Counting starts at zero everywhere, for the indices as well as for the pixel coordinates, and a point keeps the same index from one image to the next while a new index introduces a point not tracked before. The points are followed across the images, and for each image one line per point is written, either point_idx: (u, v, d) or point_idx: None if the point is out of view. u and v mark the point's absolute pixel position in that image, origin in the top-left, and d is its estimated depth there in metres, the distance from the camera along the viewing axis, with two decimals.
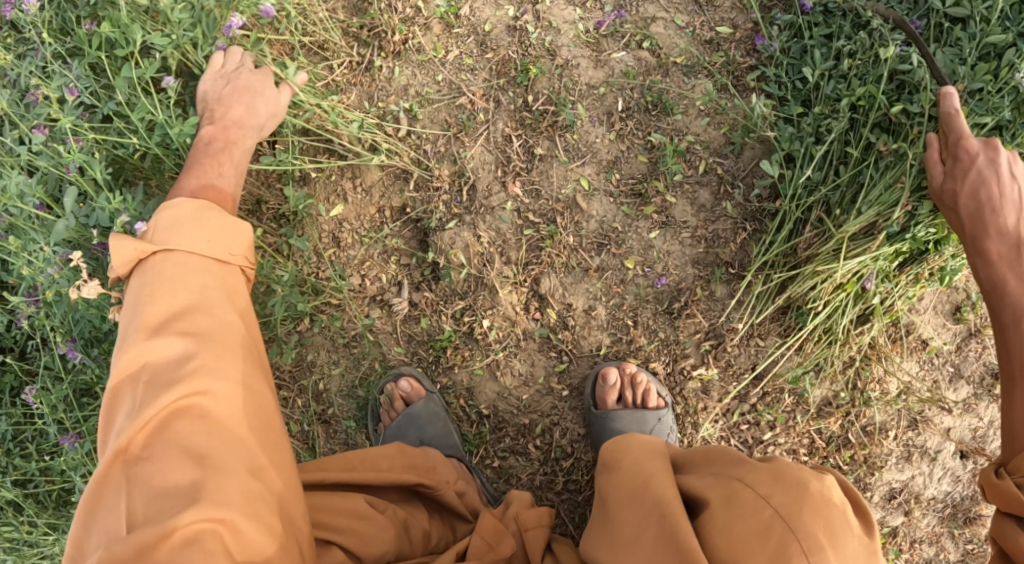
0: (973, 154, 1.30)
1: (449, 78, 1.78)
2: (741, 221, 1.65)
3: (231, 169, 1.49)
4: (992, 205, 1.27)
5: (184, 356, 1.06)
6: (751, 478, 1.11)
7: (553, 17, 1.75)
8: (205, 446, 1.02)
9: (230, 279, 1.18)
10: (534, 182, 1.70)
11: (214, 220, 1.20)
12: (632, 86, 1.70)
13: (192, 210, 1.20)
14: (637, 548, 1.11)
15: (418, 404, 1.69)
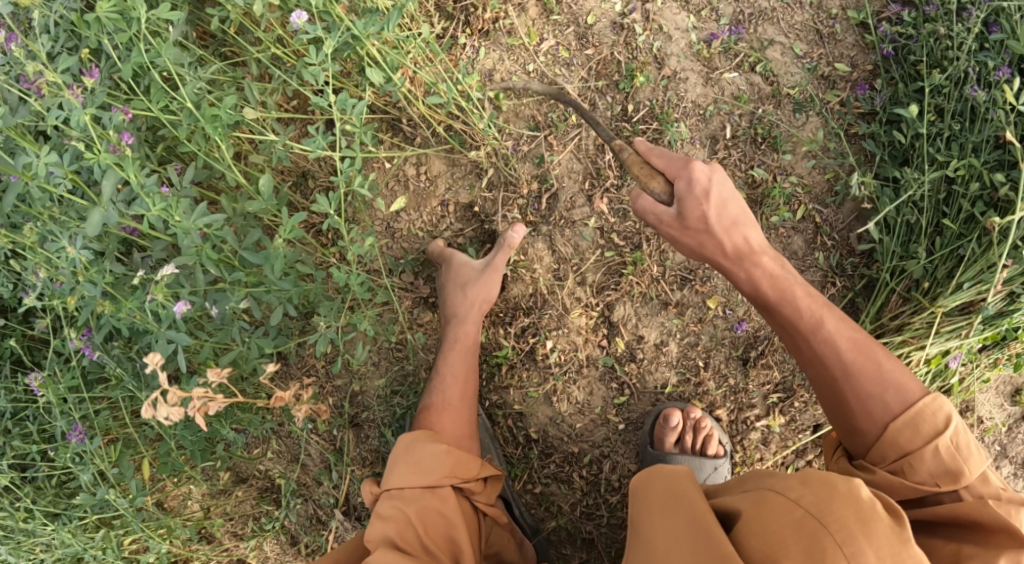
0: (696, 183, 1.13)
1: (541, 69, 1.61)
2: (832, 274, 1.57)
3: (466, 372, 1.44)
4: (731, 244, 1.16)
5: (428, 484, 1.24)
6: (784, 485, 0.93)
7: (663, 21, 1.59)
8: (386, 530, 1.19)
9: (442, 506, 1.22)
10: (622, 200, 1.57)
11: (422, 453, 1.27)
12: (740, 113, 1.58)
13: (405, 445, 1.29)
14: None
15: None
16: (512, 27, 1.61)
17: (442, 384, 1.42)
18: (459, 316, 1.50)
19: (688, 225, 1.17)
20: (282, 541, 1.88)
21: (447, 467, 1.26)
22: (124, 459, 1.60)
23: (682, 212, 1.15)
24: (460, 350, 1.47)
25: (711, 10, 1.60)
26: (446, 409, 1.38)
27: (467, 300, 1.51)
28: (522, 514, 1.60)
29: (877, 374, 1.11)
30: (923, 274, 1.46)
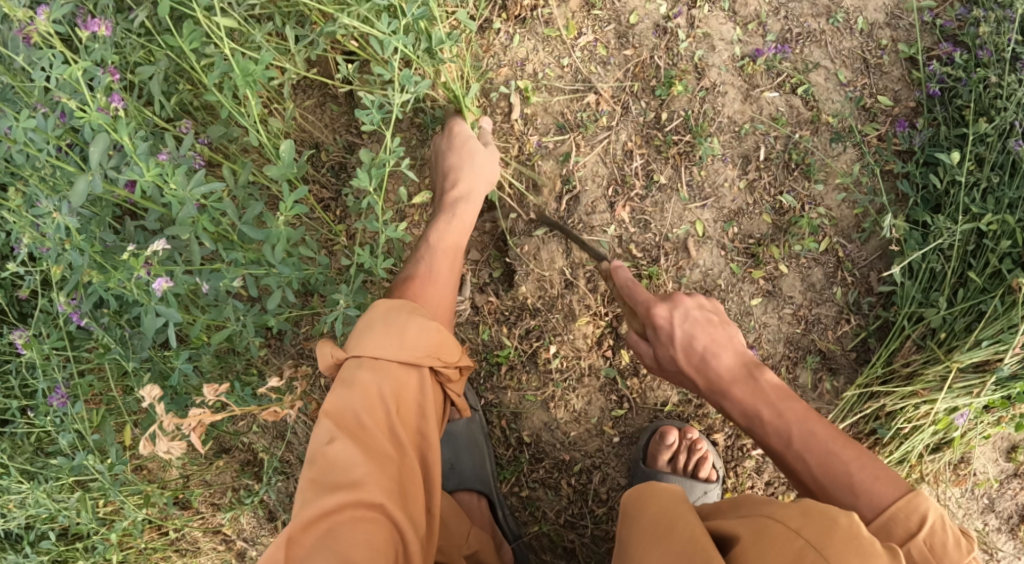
0: (660, 330, 1.19)
1: (576, 64, 1.54)
2: (847, 311, 1.54)
3: (451, 248, 1.32)
4: (707, 364, 1.16)
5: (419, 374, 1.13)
6: (780, 512, 0.86)
7: (709, 29, 1.53)
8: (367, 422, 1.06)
9: (419, 398, 1.12)
10: (645, 211, 1.52)
11: (405, 322, 1.13)
12: (776, 135, 1.53)
13: (385, 309, 1.15)
14: None
15: (459, 424, 1.55)
16: (552, 16, 1.53)
17: (430, 254, 1.30)
18: (461, 190, 1.39)
19: (671, 367, 1.22)
20: (260, 512, 1.89)
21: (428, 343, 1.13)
22: (105, 423, 1.61)
23: (656, 354, 1.22)
24: (449, 220, 1.35)
25: (758, 23, 1.54)
26: (431, 284, 1.26)
27: (459, 193, 1.39)
28: (505, 518, 1.58)
29: (837, 476, 1.02)
30: (941, 324, 1.45)
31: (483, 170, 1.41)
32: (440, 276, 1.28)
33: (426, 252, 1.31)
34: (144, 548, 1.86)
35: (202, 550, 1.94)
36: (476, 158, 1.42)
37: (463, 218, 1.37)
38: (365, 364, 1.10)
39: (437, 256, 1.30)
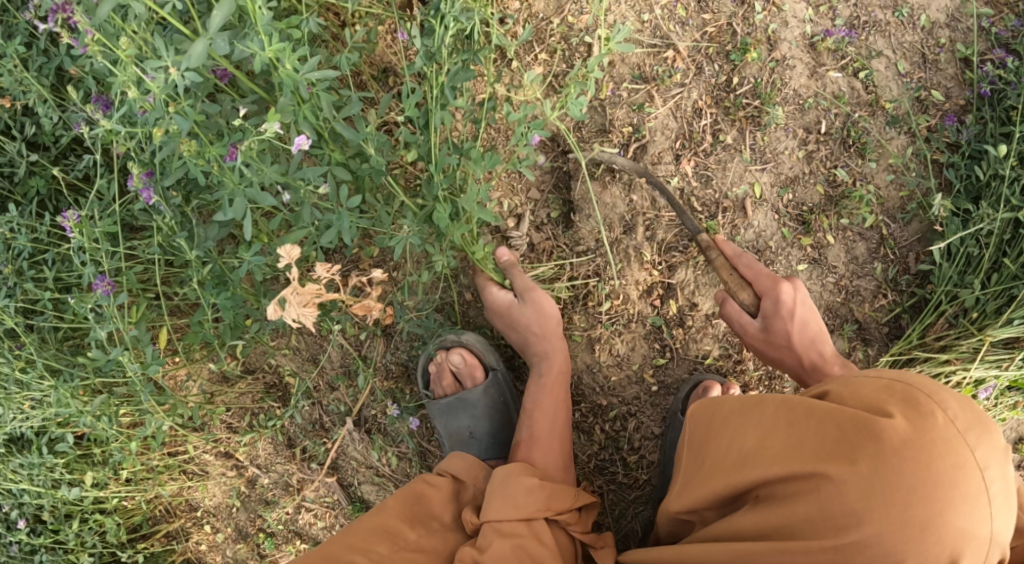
0: (783, 303, 1.35)
1: (656, 21, 1.59)
2: (884, 286, 1.60)
3: (555, 406, 1.51)
4: (817, 339, 1.36)
5: (539, 504, 1.31)
6: (860, 378, 1.07)
7: (783, 5, 1.58)
8: (491, 539, 1.25)
9: (539, 538, 1.27)
10: (708, 168, 1.58)
11: (520, 488, 1.31)
12: (836, 115, 1.59)
13: (502, 476, 1.34)
14: (764, 455, 1.03)
15: (475, 391, 1.63)
16: None
17: (528, 418, 1.50)
18: (543, 350, 1.57)
19: (774, 338, 1.37)
20: (276, 439, 1.88)
21: (541, 497, 1.31)
22: (141, 324, 1.59)
23: (769, 326, 1.36)
24: (540, 379, 1.54)
25: (829, 8, 1.59)
26: (540, 445, 1.46)
27: (543, 328, 1.54)
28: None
29: None
30: (976, 305, 1.52)
31: (551, 321, 1.54)
32: (547, 438, 1.47)
33: (526, 413, 1.51)
34: (153, 465, 1.82)
35: (209, 475, 1.91)
36: (540, 302, 1.53)
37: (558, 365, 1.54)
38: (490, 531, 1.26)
39: (534, 409, 1.51)
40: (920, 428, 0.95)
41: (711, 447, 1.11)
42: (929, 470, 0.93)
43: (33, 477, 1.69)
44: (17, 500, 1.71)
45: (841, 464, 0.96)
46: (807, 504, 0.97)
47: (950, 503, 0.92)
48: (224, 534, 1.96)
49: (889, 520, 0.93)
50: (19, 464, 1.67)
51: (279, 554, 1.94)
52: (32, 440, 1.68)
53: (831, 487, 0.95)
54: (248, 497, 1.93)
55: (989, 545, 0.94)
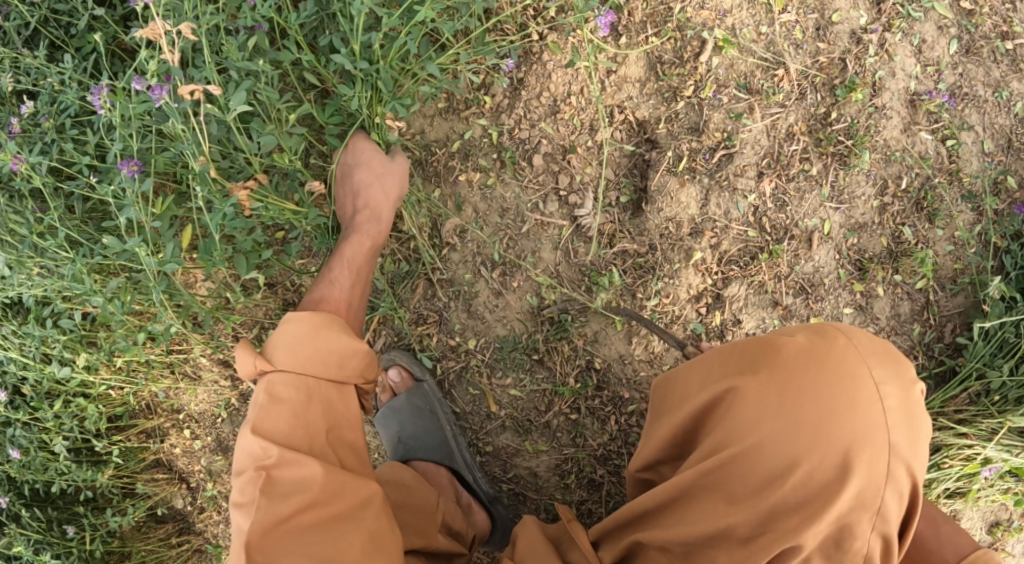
0: None
1: (772, 36, 1.57)
2: (917, 349, 1.61)
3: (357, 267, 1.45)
4: None
5: (357, 360, 1.22)
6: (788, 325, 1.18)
7: (895, 55, 1.58)
8: (314, 406, 1.17)
9: (346, 405, 1.22)
10: (786, 192, 1.58)
11: (335, 337, 1.20)
12: (914, 175, 1.59)
13: (304, 325, 1.20)
14: (693, 389, 1.13)
15: (401, 399, 1.64)
16: None
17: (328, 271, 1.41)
18: (364, 207, 1.51)
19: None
20: None
21: (341, 351, 1.20)
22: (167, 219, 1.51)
23: None
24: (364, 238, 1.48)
25: (936, 70, 1.59)
26: (334, 305, 1.36)
27: (386, 197, 1.52)
28: (481, 478, 1.62)
29: None
30: (1003, 388, 1.54)
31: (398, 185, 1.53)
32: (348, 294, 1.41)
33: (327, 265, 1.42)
34: (150, 360, 1.83)
35: (201, 381, 1.93)
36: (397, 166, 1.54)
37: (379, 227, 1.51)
38: (296, 382, 1.17)
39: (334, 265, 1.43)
40: (818, 347, 1.08)
41: (659, 389, 1.21)
42: (821, 377, 1.05)
43: (24, 347, 1.67)
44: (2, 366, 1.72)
45: (748, 377, 1.07)
46: (722, 421, 1.08)
47: (839, 406, 1.03)
48: (202, 443, 2.00)
49: (787, 422, 1.04)
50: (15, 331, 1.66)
51: None
52: (30, 311, 1.64)
53: (740, 397, 1.06)
54: (236, 411, 1.97)
55: (888, 453, 1.03)
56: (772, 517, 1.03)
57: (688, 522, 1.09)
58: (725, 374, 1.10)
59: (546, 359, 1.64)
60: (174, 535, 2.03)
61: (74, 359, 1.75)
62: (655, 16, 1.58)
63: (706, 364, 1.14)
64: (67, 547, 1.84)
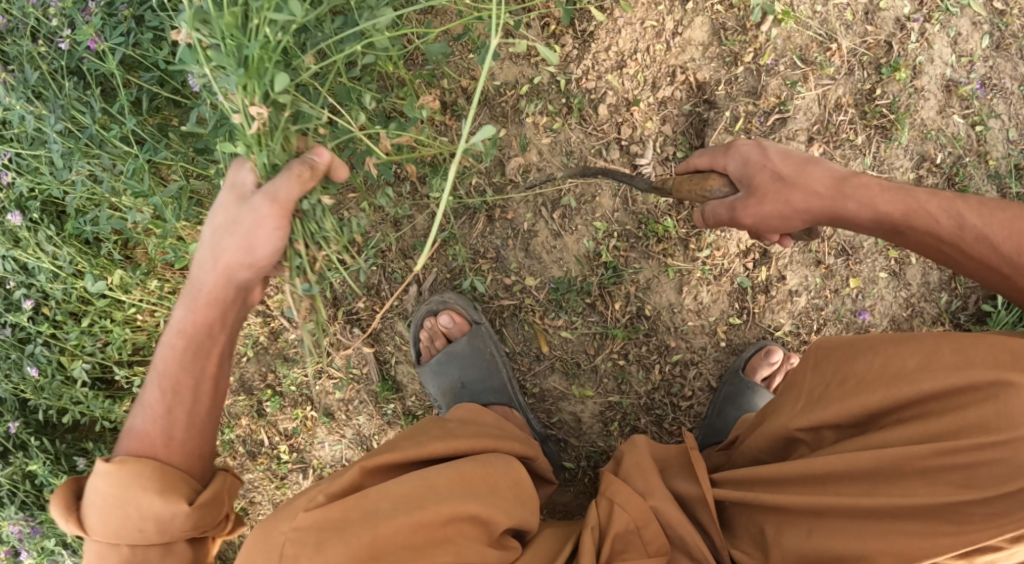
0: (748, 152, 1.30)
1: (826, 15, 1.68)
2: (944, 315, 1.71)
3: (192, 387, 1.14)
4: (760, 158, 1.28)
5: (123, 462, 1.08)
6: None
7: (933, 45, 1.71)
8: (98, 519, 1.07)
9: (141, 485, 1.07)
10: (833, 158, 1.68)
11: (143, 500, 1.07)
12: (948, 152, 1.70)
13: (115, 482, 1.07)
14: (933, 369, 1.06)
15: (461, 343, 1.65)
16: None
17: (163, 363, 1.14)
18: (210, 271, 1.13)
19: (761, 188, 1.26)
20: (319, 294, 1.86)
21: (157, 512, 1.08)
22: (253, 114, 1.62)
23: (751, 180, 1.28)
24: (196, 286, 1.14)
25: (969, 61, 1.72)
26: (157, 439, 1.11)
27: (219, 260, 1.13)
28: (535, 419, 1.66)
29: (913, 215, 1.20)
30: None
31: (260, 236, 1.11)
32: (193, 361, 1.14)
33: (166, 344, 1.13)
34: (183, 286, 1.81)
35: None
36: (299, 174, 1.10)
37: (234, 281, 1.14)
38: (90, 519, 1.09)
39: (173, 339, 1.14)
40: None
41: (867, 356, 1.13)
42: None
43: (59, 256, 1.67)
44: (30, 277, 1.70)
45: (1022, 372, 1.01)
46: (979, 410, 1.02)
47: None
48: None
49: None
50: (54, 239, 1.67)
51: (281, 415, 1.91)
52: (69, 218, 1.67)
53: (1012, 393, 1.00)
54: (264, 349, 1.91)
55: None
56: (994, 508, 1.00)
57: (892, 498, 1.05)
58: (982, 362, 1.04)
59: (599, 303, 1.70)
60: None
61: (109, 276, 1.72)
62: None
63: (953, 346, 1.07)
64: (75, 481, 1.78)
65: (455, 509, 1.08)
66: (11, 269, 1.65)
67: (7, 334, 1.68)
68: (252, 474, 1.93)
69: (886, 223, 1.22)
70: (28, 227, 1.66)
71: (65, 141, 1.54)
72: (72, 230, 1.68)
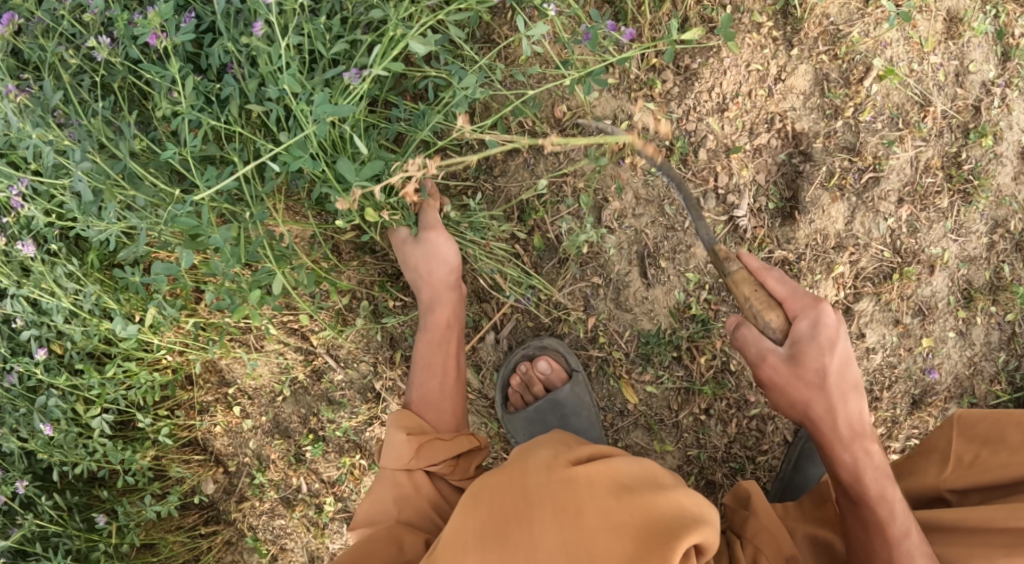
0: (822, 332, 1.18)
1: (921, 75, 1.66)
2: (1003, 375, 1.74)
3: (441, 364, 1.47)
4: (818, 343, 1.18)
5: (397, 457, 1.35)
6: None
7: (1014, 111, 1.68)
8: (385, 517, 1.31)
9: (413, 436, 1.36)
10: (917, 218, 1.69)
11: (390, 438, 1.37)
12: (1019, 219, 1.71)
13: (389, 423, 1.41)
14: None
15: (563, 390, 1.60)
16: (918, 29, 1.65)
17: (415, 375, 1.49)
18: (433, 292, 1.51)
19: (802, 377, 1.20)
20: (372, 333, 1.73)
21: (404, 444, 1.35)
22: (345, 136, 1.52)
23: (797, 354, 1.19)
24: (421, 399, 1.45)
25: None
26: (431, 400, 1.45)
27: (430, 281, 1.50)
28: None
29: (842, 453, 1.22)
30: None
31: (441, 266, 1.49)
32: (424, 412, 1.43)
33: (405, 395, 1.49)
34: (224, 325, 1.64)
35: (264, 350, 1.74)
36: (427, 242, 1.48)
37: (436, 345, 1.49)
38: (378, 482, 1.37)
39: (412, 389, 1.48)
40: None
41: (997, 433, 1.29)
42: None
43: (80, 296, 1.45)
44: (43, 314, 1.48)
45: None
46: None
47: None
48: (253, 423, 1.80)
49: None
50: (75, 275, 1.44)
51: (323, 461, 1.78)
52: (94, 251, 1.44)
53: None
54: (303, 389, 1.78)
55: None
56: None
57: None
58: None
59: (685, 357, 1.64)
60: (201, 526, 1.81)
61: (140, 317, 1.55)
62: (821, 39, 1.63)
63: None
64: (93, 540, 1.61)
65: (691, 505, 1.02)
66: (21, 309, 1.41)
67: (13, 383, 1.46)
68: (286, 520, 1.81)
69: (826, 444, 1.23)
70: (42, 259, 1.42)
71: (92, 176, 1.26)
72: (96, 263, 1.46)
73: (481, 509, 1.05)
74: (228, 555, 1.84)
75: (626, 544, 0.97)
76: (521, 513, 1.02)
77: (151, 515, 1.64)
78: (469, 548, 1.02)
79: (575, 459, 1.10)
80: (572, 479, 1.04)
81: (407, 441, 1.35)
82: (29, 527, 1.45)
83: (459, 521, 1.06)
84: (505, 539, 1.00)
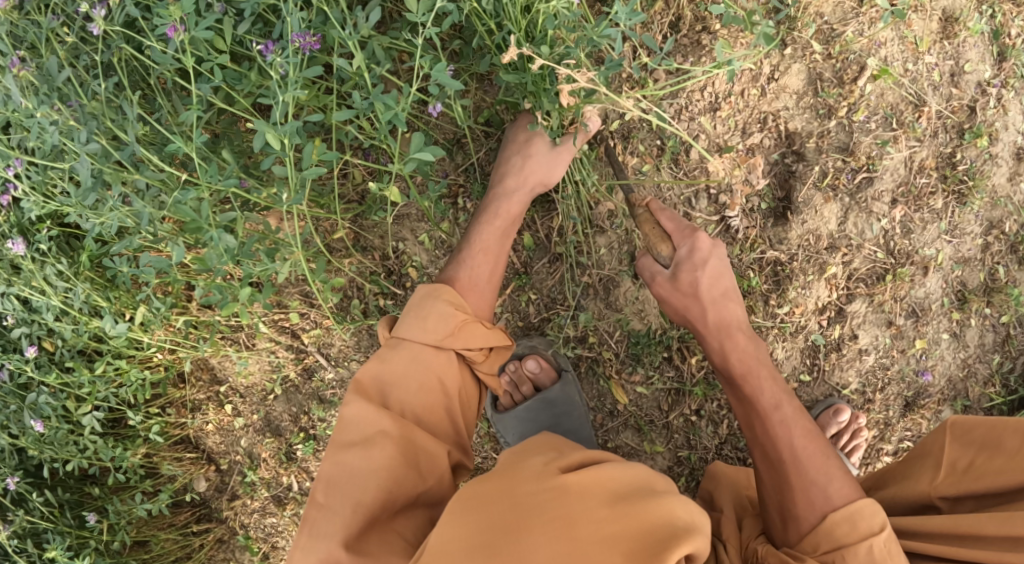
0: (696, 251, 1.27)
1: (916, 74, 1.64)
2: (997, 377, 1.73)
3: (496, 256, 1.39)
4: (690, 257, 1.27)
5: (431, 329, 1.20)
6: None
7: (1009, 111, 1.66)
8: (396, 397, 1.18)
9: (462, 315, 1.23)
10: (911, 219, 1.67)
11: (431, 306, 1.23)
12: (1014, 221, 1.69)
13: (425, 294, 1.25)
14: None
15: (556, 389, 1.59)
16: (914, 27, 1.63)
17: (463, 256, 1.38)
18: (512, 192, 1.48)
19: (680, 286, 1.28)
20: (363, 332, 1.72)
21: (448, 318, 1.22)
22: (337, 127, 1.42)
23: (675, 273, 1.28)
24: (469, 280, 1.35)
25: None
26: (471, 285, 1.35)
27: (522, 178, 1.48)
28: None
29: (749, 382, 1.25)
30: None
31: (538, 174, 1.48)
32: (468, 293, 1.33)
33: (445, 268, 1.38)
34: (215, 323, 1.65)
35: (256, 349, 1.74)
36: (538, 151, 1.47)
37: (502, 239, 1.43)
38: (397, 346, 1.21)
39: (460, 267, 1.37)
40: None
41: (994, 436, 1.21)
42: None
43: (69, 296, 1.46)
44: (33, 313, 1.47)
45: None
46: None
47: None
48: (245, 421, 1.80)
49: None
50: (65, 274, 1.44)
51: (314, 460, 1.79)
52: (83, 249, 1.43)
53: None
54: (294, 388, 1.78)
55: None
56: None
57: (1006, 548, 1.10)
58: None
59: (676, 357, 1.64)
60: (192, 524, 1.81)
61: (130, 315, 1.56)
62: (816, 39, 1.62)
63: None
64: (84, 537, 1.61)
65: (693, 518, 0.98)
66: (10, 307, 1.41)
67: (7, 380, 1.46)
68: (277, 518, 1.82)
69: (729, 370, 1.27)
70: (32, 258, 1.41)
71: (97, 163, 1.20)
72: (87, 262, 1.43)
73: (473, 522, 0.99)
74: (220, 552, 1.84)
75: (617, 555, 0.92)
76: (512, 523, 0.97)
77: (141, 513, 1.64)
78: (459, 561, 0.96)
79: (565, 466, 1.05)
80: (563, 489, 0.99)
81: (451, 322, 1.22)
82: (18, 523, 1.46)
83: (443, 535, 1.00)
84: (496, 550, 0.95)
